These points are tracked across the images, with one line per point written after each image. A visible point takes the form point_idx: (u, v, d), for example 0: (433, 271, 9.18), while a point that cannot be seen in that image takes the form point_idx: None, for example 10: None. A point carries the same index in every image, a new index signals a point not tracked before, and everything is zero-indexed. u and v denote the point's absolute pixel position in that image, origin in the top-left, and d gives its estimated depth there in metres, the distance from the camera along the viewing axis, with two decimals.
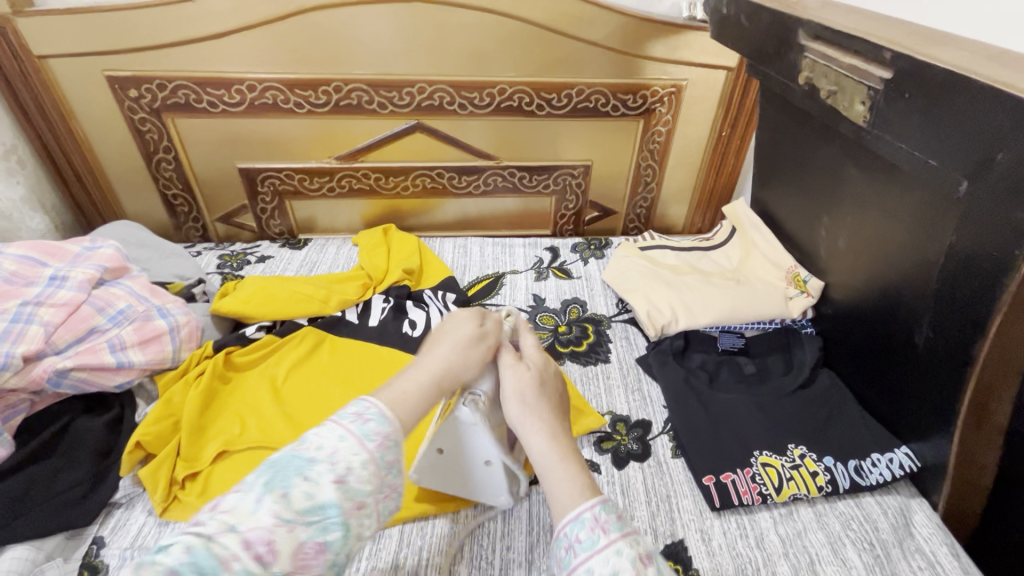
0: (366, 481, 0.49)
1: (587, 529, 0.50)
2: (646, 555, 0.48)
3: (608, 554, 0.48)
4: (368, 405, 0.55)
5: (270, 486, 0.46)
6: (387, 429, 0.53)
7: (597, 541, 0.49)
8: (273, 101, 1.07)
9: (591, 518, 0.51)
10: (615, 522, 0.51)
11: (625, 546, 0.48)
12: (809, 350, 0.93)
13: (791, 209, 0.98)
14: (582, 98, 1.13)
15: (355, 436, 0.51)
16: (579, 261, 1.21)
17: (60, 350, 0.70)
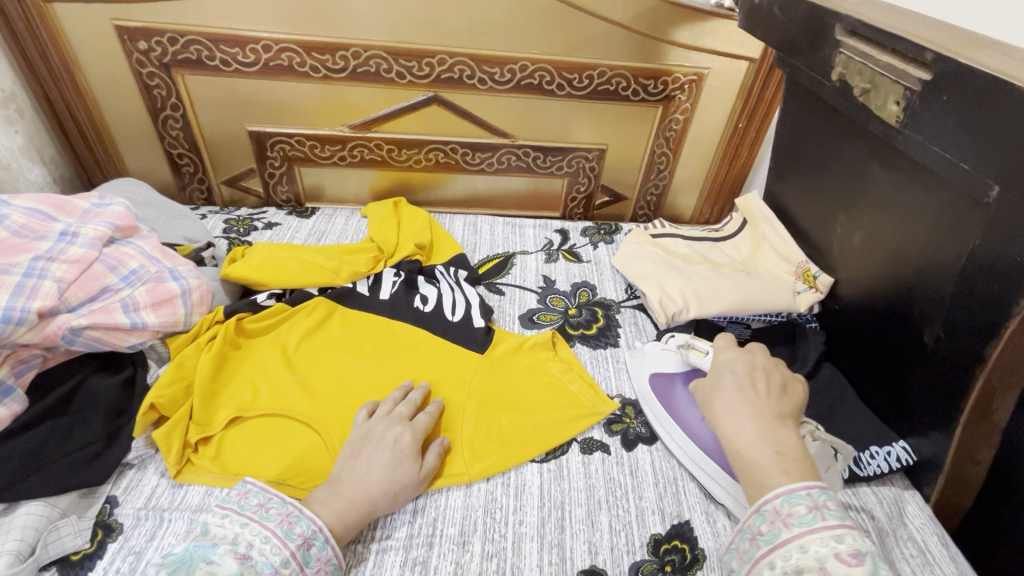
0: (270, 556, 0.53)
1: (769, 522, 0.52)
2: (849, 554, 0.48)
3: (795, 546, 0.49)
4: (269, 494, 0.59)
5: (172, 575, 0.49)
6: (288, 508, 0.58)
7: (779, 534, 0.51)
8: (289, 63, 1.04)
9: (774, 510, 0.52)
10: (804, 514, 0.50)
11: (811, 541, 0.49)
12: (813, 345, 0.94)
13: (808, 205, 0.99)
14: (603, 81, 1.12)
15: (255, 520, 0.56)
16: (589, 245, 1.21)
17: (73, 307, 0.69)
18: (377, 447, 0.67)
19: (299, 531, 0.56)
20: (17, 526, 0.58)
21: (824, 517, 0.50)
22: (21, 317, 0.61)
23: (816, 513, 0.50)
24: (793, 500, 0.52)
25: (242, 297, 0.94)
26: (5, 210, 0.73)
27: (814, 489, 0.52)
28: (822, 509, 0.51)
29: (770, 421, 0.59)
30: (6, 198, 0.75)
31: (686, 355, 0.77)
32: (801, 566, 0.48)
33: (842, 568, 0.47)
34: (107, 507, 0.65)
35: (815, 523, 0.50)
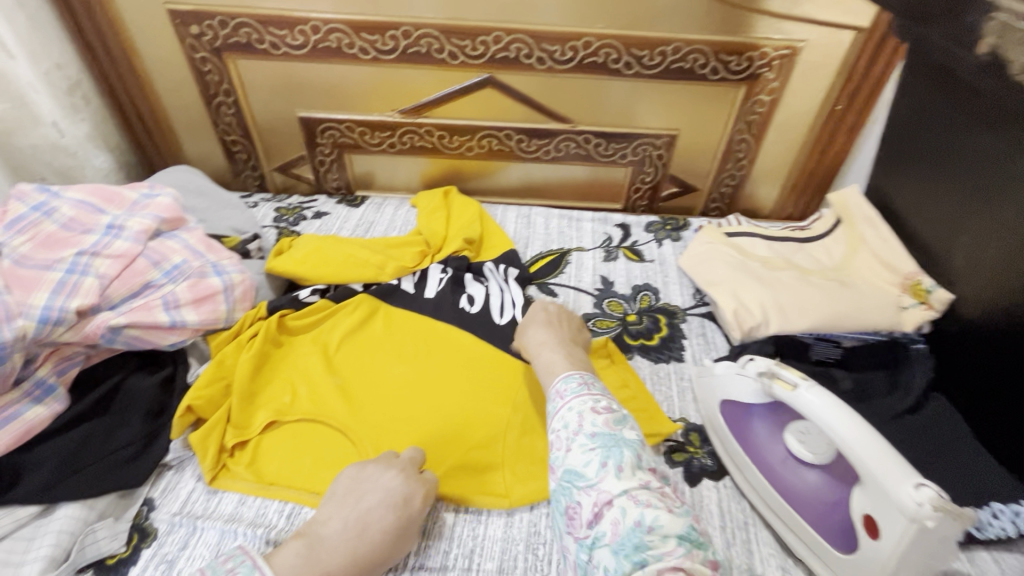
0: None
1: (555, 400, 0.62)
2: (601, 408, 0.58)
3: (563, 413, 0.59)
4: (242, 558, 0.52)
5: None
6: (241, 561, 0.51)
7: (557, 407, 0.61)
8: (338, 45, 0.99)
9: (558, 392, 0.63)
10: (575, 388, 0.62)
11: (575, 404, 0.59)
12: (920, 371, 0.79)
13: (926, 205, 0.83)
14: (677, 57, 0.99)
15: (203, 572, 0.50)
16: (653, 242, 1.10)
17: (115, 304, 0.68)
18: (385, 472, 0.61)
19: None
20: (52, 530, 0.57)
21: (589, 389, 0.62)
22: (59, 317, 0.60)
23: (584, 386, 0.62)
24: (567, 380, 0.63)
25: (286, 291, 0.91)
26: (56, 202, 0.73)
27: (587, 373, 0.65)
28: (588, 386, 0.63)
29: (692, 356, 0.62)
30: (58, 189, 0.75)
31: (769, 385, 0.63)
32: (567, 424, 0.58)
33: (593, 419, 0.57)
34: (144, 510, 0.64)
35: (579, 394, 0.61)
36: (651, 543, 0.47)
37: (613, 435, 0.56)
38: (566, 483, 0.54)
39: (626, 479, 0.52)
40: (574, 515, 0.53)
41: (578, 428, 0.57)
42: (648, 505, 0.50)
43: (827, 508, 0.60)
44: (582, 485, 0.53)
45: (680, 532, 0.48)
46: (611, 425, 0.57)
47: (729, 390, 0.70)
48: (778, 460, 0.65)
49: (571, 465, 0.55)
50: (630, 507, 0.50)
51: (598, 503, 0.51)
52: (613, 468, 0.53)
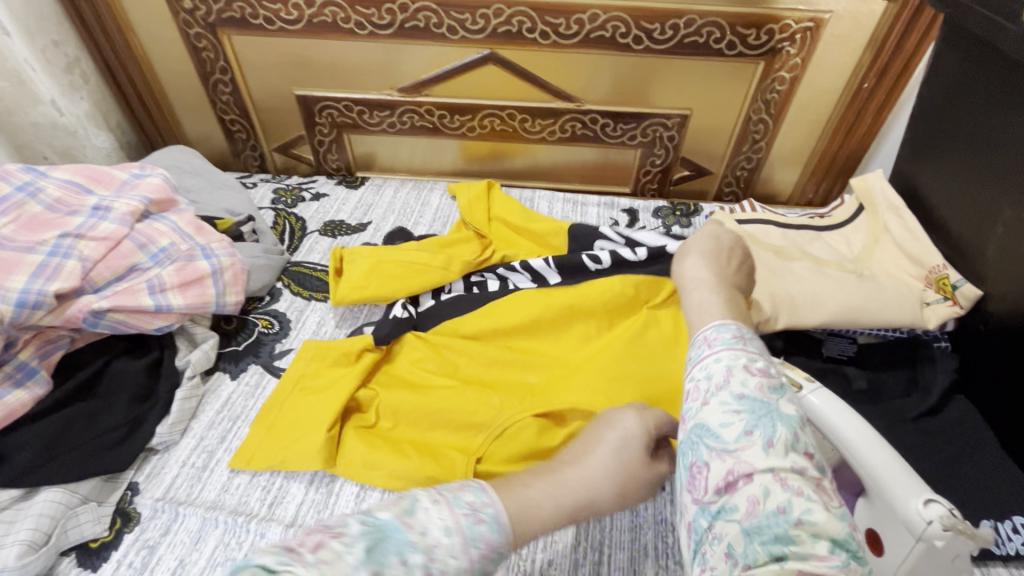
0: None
1: (696, 346, 0.51)
2: (757, 368, 0.46)
3: (709, 360, 0.48)
4: (486, 498, 0.42)
5: (370, 557, 0.35)
6: (494, 518, 0.41)
7: (700, 354, 0.49)
8: (333, 19, 0.95)
9: (704, 338, 0.51)
10: (729, 337, 0.49)
11: (726, 355, 0.47)
12: (942, 372, 0.75)
13: (954, 192, 0.77)
14: (690, 31, 0.93)
15: (447, 501, 0.41)
16: (660, 228, 1.05)
17: (99, 287, 0.67)
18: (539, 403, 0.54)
19: (483, 536, 0.40)
20: (33, 514, 0.57)
21: (745, 341, 0.49)
22: (38, 300, 0.59)
23: (739, 340, 0.49)
24: (721, 328, 0.50)
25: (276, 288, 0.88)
26: (42, 181, 0.72)
27: (746, 327, 0.51)
28: (745, 340, 0.50)
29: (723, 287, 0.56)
30: (45, 169, 0.74)
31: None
32: (711, 374, 0.47)
33: (744, 377, 0.45)
34: (128, 494, 0.63)
35: (734, 344, 0.48)
36: (794, 536, 0.37)
37: (766, 400, 0.43)
38: (693, 436, 0.45)
39: (773, 454, 0.41)
40: (696, 474, 0.43)
41: (723, 382, 0.45)
42: (799, 492, 0.39)
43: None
44: (713, 447, 0.43)
45: (835, 535, 0.38)
46: (767, 390, 0.44)
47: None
48: None
49: (704, 420, 0.44)
50: (776, 490, 0.39)
51: (733, 472, 0.41)
52: (758, 438, 0.41)
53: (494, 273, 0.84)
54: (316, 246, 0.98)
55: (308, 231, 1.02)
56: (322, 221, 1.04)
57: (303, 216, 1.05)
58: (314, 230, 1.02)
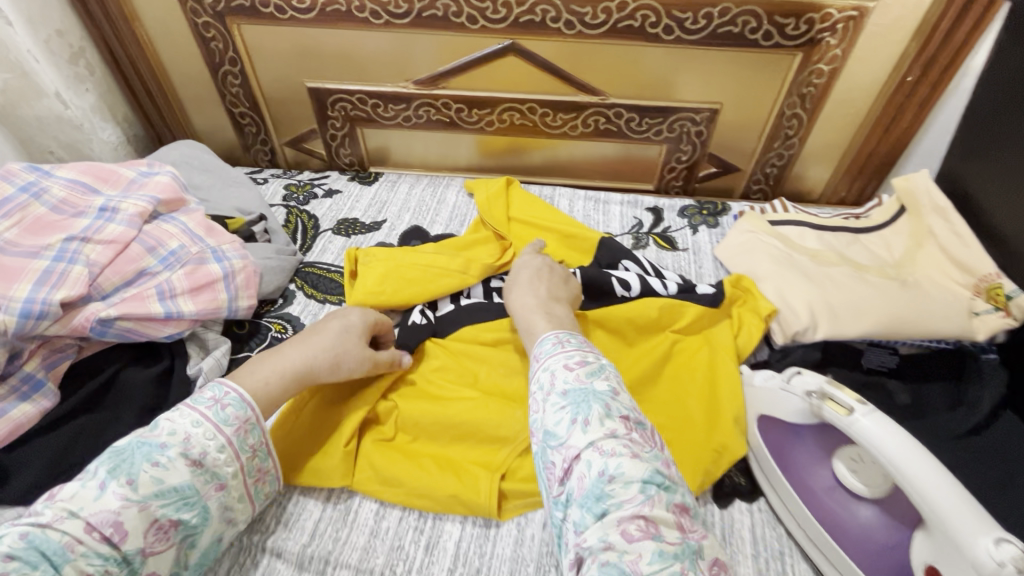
0: (222, 466, 0.52)
1: (532, 362, 0.56)
2: (574, 362, 0.53)
3: (540, 371, 0.54)
4: (226, 389, 0.55)
5: (115, 473, 0.47)
6: (246, 413, 0.54)
7: (535, 367, 0.56)
8: (347, 8, 0.91)
9: (535, 355, 0.57)
10: (549, 346, 0.56)
11: (551, 362, 0.54)
12: (991, 387, 0.70)
13: (1011, 197, 0.72)
14: (724, 21, 0.88)
15: (210, 422, 0.52)
16: (687, 229, 1.00)
17: (107, 294, 0.63)
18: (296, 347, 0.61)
19: (233, 415, 0.54)
20: None
21: (564, 345, 0.55)
22: (42, 310, 0.56)
23: (560, 345, 0.56)
24: (543, 341, 0.57)
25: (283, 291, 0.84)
26: (47, 182, 0.69)
27: (564, 330, 0.58)
28: (565, 339, 0.56)
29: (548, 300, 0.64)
30: (50, 168, 0.71)
31: (819, 407, 0.56)
32: (541, 383, 0.53)
33: (565, 375, 0.52)
34: None
35: (555, 351, 0.55)
36: (612, 492, 0.45)
37: (584, 388, 0.50)
38: (541, 444, 0.50)
39: (592, 431, 0.47)
40: (550, 471, 0.49)
41: (549, 387, 0.52)
42: (612, 453, 0.46)
43: (880, 551, 0.53)
44: (553, 445, 0.49)
45: (641, 477, 0.45)
46: (584, 377, 0.51)
47: (773, 407, 0.63)
48: (824, 489, 0.57)
49: (543, 422, 0.51)
50: (595, 459, 0.46)
51: (568, 459, 0.47)
52: (579, 422, 0.48)
53: None
54: (330, 246, 0.95)
55: (321, 230, 0.98)
56: (335, 219, 1.01)
57: (316, 213, 1.02)
58: (327, 229, 0.99)
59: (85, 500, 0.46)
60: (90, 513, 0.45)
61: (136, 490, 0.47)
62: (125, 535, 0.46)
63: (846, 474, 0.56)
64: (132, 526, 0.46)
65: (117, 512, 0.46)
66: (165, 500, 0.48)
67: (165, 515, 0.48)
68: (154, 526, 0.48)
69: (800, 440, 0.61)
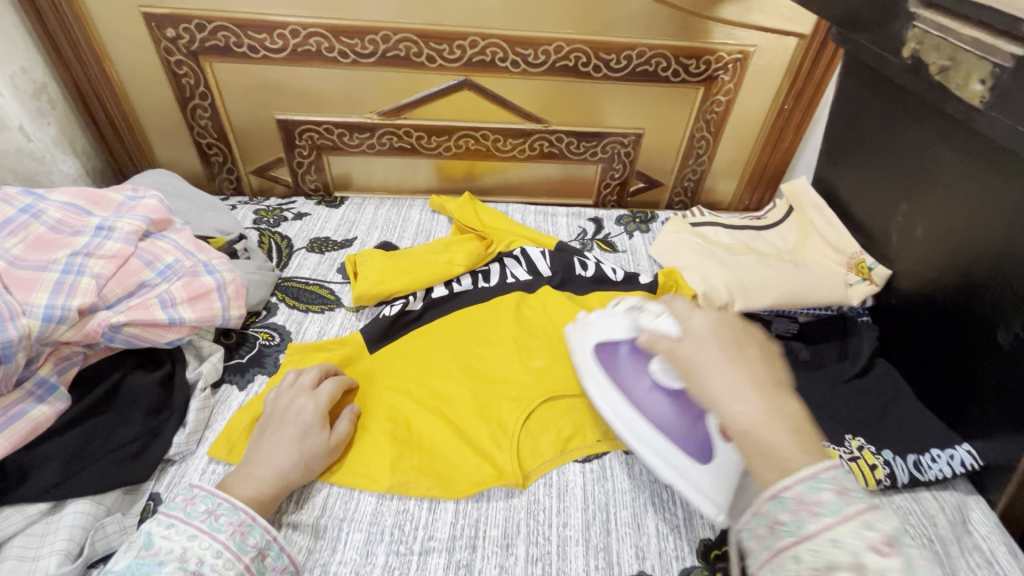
0: (224, 570, 0.52)
1: (790, 511, 0.41)
2: (884, 543, 0.38)
3: (823, 542, 0.39)
4: (219, 500, 0.56)
5: None
6: (241, 517, 0.56)
7: (805, 528, 0.40)
8: (317, 48, 1.01)
9: (790, 497, 0.41)
10: (832, 502, 0.40)
11: (844, 534, 0.39)
12: (866, 340, 0.90)
13: (865, 192, 0.93)
14: (641, 61, 1.07)
15: (205, 532, 0.53)
16: (623, 234, 1.17)
17: (112, 303, 0.68)
18: (259, 465, 0.62)
19: (252, 542, 0.55)
20: (65, 525, 0.57)
21: (853, 503, 0.40)
22: (61, 315, 0.61)
23: (843, 498, 0.40)
24: (818, 484, 0.41)
25: (269, 305, 0.92)
26: (43, 204, 0.73)
27: (836, 468, 0.42)
28: (845, 489, 0.41)
29: (767, 388, 0.47)
30: (42, 192, 0.75)
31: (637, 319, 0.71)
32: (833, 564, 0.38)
33: (882, 567, 0.37)
34: (151, 505, 0.64)
35: (845, 513, 0.40)
36: None
37: None
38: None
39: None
40: None
41: None
42: None
43: (687, 428, 0.65)
44: None
45: None
46: None
47: (603, 334, 0.76)
48: (642, 390, 0.70)
49: None
50: None
51: None
52: None
53: (497, 265, 1.00)
54: (305, 262, 1.02)
55: (295, 248, 1.05)
56: (307, 238, 1.08)
57: (288, 234, 1.09)
58: (301, 247, 1.06)
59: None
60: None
61: None
62: None
63: (657, 372, 0.67)
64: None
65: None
66: None
67: None
68: None
69: (620, 351, 0.73)
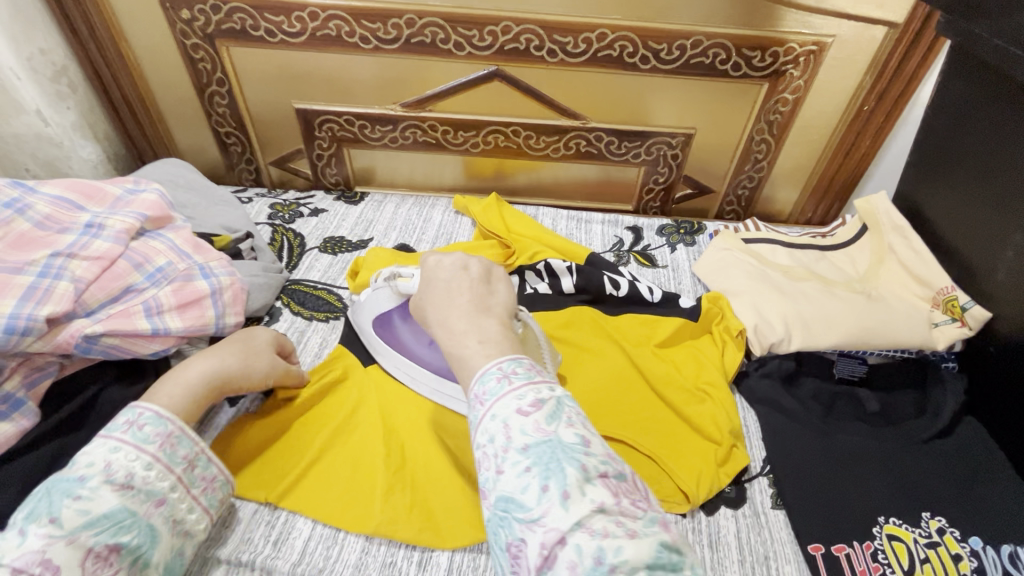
0: (155, 483, 0.52)
1: (473, 409, 0.44)
2: (529, 407, 0.41)
3: (486, 420, 0.42)
4: (141, 410, 0.54)
5: (34, 515, 0.46)
6: (169, 428, 0.54)
7: (477, 415, 0.43)
8: (337, 33, 0.93)
9: (474, 397, 0.44)
10: (494, 386, 0.43)
11: (500, 409, 0.41)
12: (952, 392, 0.75)
13: (963, 215, 0.78)
14: (697, 52, 0.93)
15: (129, 444, 0.51)
16: (665, 246, 1.05)
17: (92, 310, 0.63)
18: (169, 383, 0.57)
19: (182, 454, 0.55)
20: None
21: (511, 381, 0.42)
22: (28, 326, 0.56)
23: (506, 382, 0.43)
24: (484, 377, 0.43)
25: (273, 310, 0.86)
26: (31, 198, 0.68)
27: (507, 359, 0.45)
28: (512, 372, 0.43)
29: (477, 312, 0.50)
30: (34, 185, 0.71)
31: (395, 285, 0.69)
32: (491, 436, 0.41)
33: (521, 424, 0.40)
34: None
35: (502, 392, 0.42)
36: None
37: (548, 441, 0.39)
38: (499, 513, 0.39)
39: (574, 505, 0.36)
40: (517, 557, 0.37)
41: (506, 441, 0.40)
42: (605, 534, 0.35)
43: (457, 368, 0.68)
44: (521, 520, 0.37)
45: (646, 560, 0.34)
46: (544, 426, 0.40)
47: (374, 308, 0.73)
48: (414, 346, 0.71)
49: (503, 489, 0.39)
50: (585, 541, 0.35)
51: (546, 543, 0.35)
52: (555, 493, 0.37)
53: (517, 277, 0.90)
54: (316, 264, 0.95)
55: (307, 248, 0.99)
56: (321, 237, 1.01)
57: (302, 232, 1.02)
58: (313, 247, 0.99)
59: (9, 548, 0.44)
60: (14, 558, 0.44)
61: (61, 526, 0.46)
62: (59, 568, 0.44)
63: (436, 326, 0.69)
64: (63, 561, 0.45)
65: (44, 550, 0.44)
66: (98, 528, 0.47)
67: (100, 541, 0.47)
68: (94, 555, 0.46)
69: (396, 322, 0.72)
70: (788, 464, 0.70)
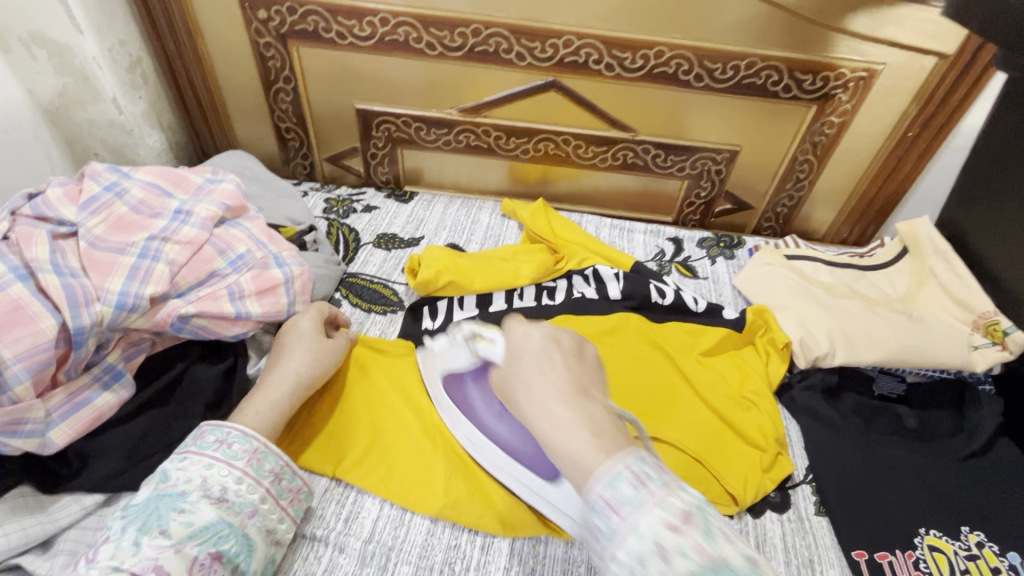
0: (246, 495, 0.55)
1: (600, 518, 0.39)
2: (679, 520, 0.38)
3: (627, 536, 0.38)
4: (228, 429, 0.57)
5: (145, 527, 0.49)
6: (254, 443, 0.57)
7: (610, 527, 0.39)
8: (405, 38, 0.97)
9: (600, 500, 0.39)
10: (630, 493, 0.39)
11: (644, 523, 0.38)
12: (990, 413, 0.78)
13: (1008, 243, 0.80)
14: (750, 73, 0.97)
15: (221, 460, 0.55)
16: (706, 259, 1.08)
17: (183, 292, 0.66)
18: (252, 404, 0.62)
19: (269, 467, 0.58)
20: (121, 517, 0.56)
21: (650, 489, 0.39)
22: (133, 304, 0.60)
23: (641, 487, 0.39)
24: (614, 480, 0.40)
25: (333, 300, 0.90)
26: (127, 183, 0.72)
27: (632, 456, 0.41)
28: (642, 472, 0.40)
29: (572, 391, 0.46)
30: (128, 170, 0.75)
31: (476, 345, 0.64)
32: (640, 555, 0.37)
33: (678, 544, 0.37)
34: None
35: (643, 502, 0.38)
36: None
37: (715, 565, 0.36)
38: None
39: None
40: None
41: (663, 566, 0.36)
42: None
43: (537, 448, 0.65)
44: None
45: None
46: (705, 545, 0.37)
47: (449, 362, 0.71)
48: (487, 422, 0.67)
49: None
50: None
51: None
52: None
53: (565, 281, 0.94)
54: (371, 258, 0.99)
55: (362, 243, 1.02)
56: (375, 233, 1.05)
57: (356, 227, 1.06)
58: (368, 242, 1.03)
59: (124, 557, 0.47)
60: (132, 565, 0.47)
61: (168, 537, 0.49)
62: None
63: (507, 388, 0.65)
64: (174, 568, 0.47)
65: (155, 560, 0.47)
66: (200, 539, 0.50)
67: (203, 551, 0.50)
68: (197, 564, 0.49)
69: (468, 384, 0.69)
70: (831, 473, 0.72)
